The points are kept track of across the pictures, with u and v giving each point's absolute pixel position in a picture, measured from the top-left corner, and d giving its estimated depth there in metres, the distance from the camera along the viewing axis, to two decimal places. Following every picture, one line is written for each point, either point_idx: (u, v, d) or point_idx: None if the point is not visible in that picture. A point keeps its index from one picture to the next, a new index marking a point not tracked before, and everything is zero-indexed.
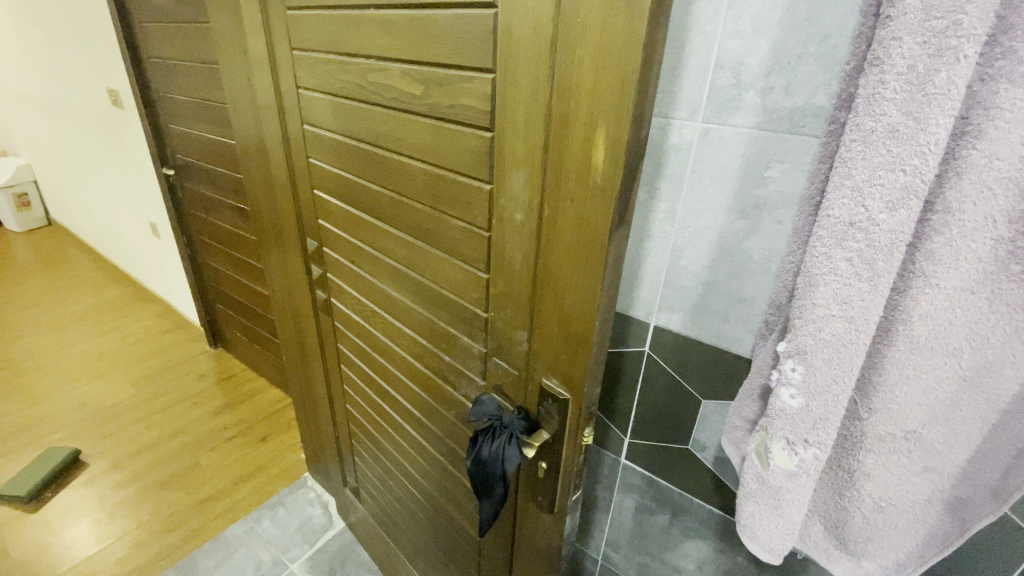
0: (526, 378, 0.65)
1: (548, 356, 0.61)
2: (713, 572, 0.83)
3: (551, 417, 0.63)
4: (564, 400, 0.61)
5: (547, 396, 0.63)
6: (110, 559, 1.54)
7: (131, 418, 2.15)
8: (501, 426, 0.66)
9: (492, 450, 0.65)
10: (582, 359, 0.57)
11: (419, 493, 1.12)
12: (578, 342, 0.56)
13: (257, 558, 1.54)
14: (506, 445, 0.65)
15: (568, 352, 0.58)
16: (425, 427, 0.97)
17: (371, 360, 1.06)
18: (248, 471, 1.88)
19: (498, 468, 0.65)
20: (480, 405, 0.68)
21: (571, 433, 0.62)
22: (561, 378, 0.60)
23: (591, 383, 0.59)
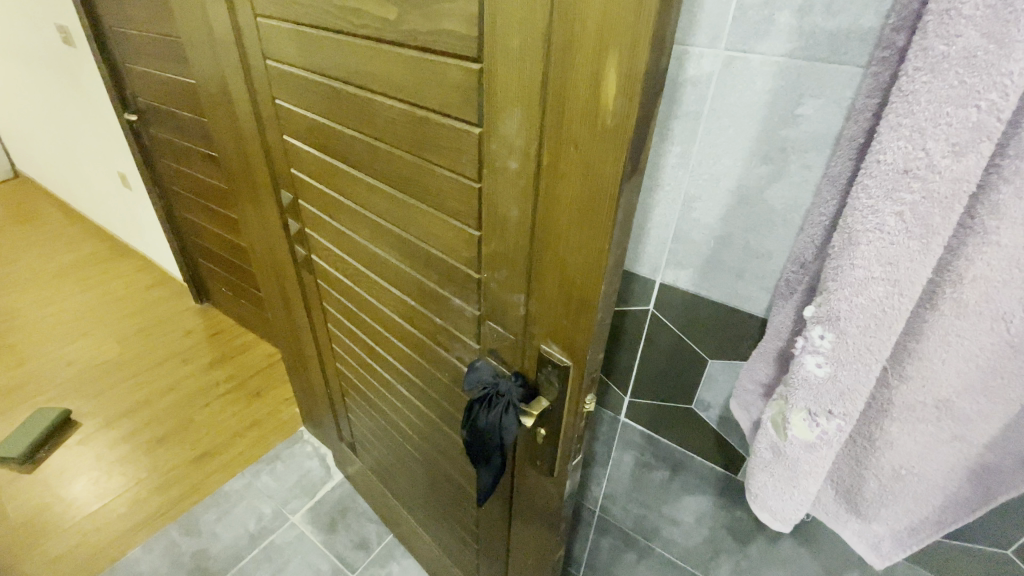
0: (522, 343, 0.61)
1: (547, 321, 0.56)
2: (711, 524, 0.82)
3: (550, 383, 0.59)
4: (564, 366, 0.56)
5: (545, 363, 0.58)
6: (111, 515, 1.55)
7: (120, 376, 2.11)
8: (498, 394, 0.62)
9: (488, 420, 0.61)
10: (585, 325, 0.52)
11: (415, 449, 1.10)
12: (580, 307, 0.51)
13: (258, 511, 1.55)
14: (502, 414, 0.60)
15: (570, 318, 0.53)
16: (419, 387, 0.93)
17: (360, 320, 1.01)
18: (243, 426, 1.88)
19: (496, 438, 0.61)
20: (475, 372, 0.63)
21: (573, 401, 0.58)
22: (562, 344, 0.55)
23: (595, 349, 0.54)
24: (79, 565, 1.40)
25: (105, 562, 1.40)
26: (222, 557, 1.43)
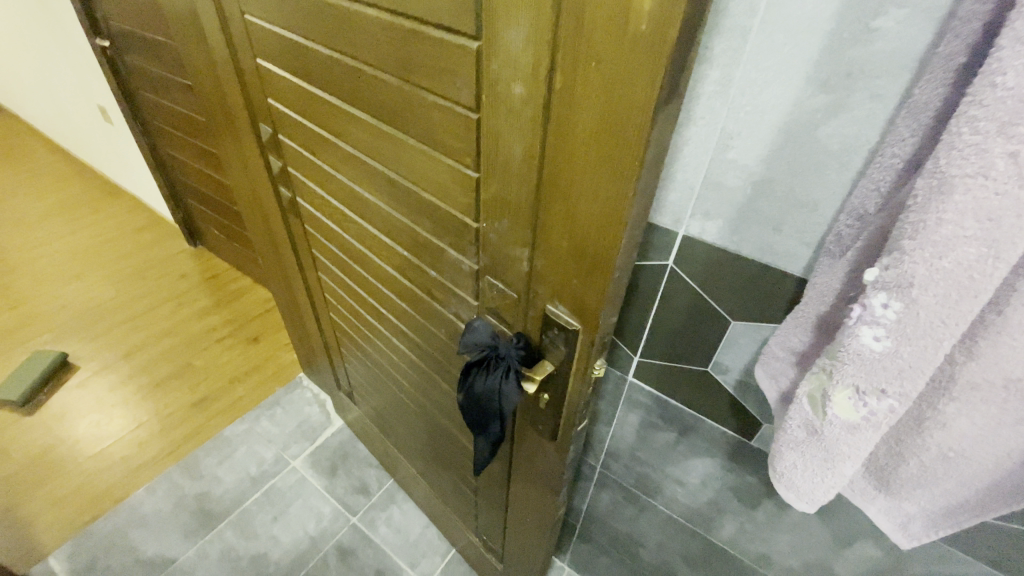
0: (525, 302, 0.54)
1: (555, 279, 0.48)
2: (718, 488, 0.79)
3: (556, 347, 0.52)
4: (572, 330, 0.49)
5: (551, 325, 0.51)
6: (114, 458, 1.55)
7: (116, 320, 2.08)
8: (497, 358, 0.55)
9: (486, 386, 0.55)
10: (599, 285, 0.44)
11: (413, 403, 1.06)
12: (595, 263, 0.44)
13: (258, 456, 1.53)
14: (502, 380, 0.54)
15: (582, 277, 0.46)
16: (414, 341, 0.88)
17: (351, 270, 0.94)
18: (242, 371, 1.86)
19: (495, 406, 0.56)
20: (471, 332, 0.56)
21: (582, 366, 0.52)
22: (571, 305, 0.48)
23: (608, 312, 0.47)
24: (82, 505, 1.41)
25: (109, 502, 1.41)
26: (225, 498, 1.42)
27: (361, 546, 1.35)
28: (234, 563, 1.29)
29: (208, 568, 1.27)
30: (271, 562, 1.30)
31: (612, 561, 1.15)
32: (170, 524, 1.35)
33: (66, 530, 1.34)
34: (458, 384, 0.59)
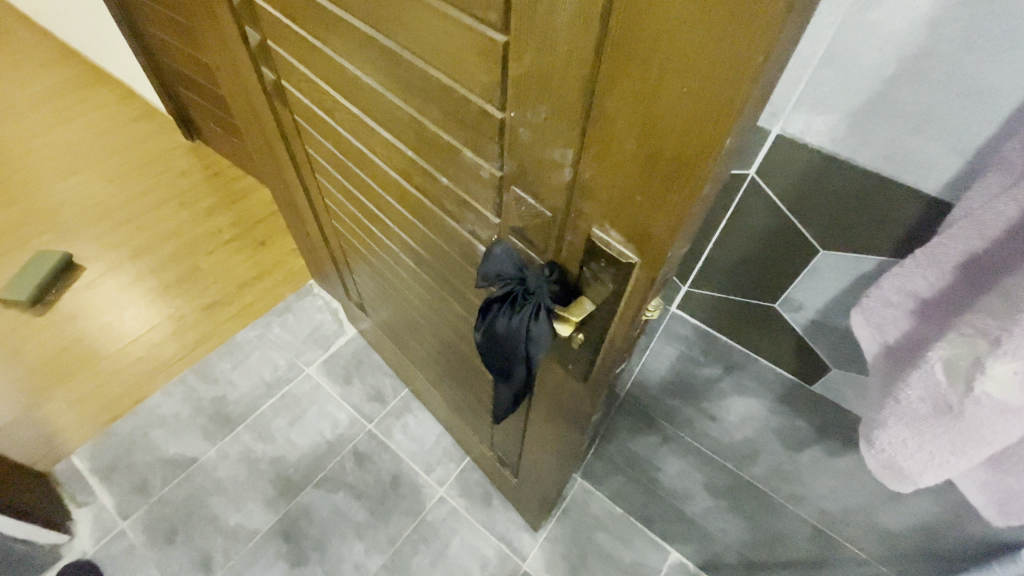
0: (562, 224, 0.42)
1: (608, 197, 0.36)
2: (759, 429, 0.71)
3: (600, 285, 0.41)
4: (624, 264, 0.38)
5: (595, 257, 0.40)
6: (130, 359, 1.55)
7: (119, 219, 2.00)
8: (524, 293, 0.45)
9: (509, 327, 0.46)
10: (675, 207, 0.32)
11: (426, 321, 0.98)
12: (673, 177, 0.31)
13: (272, 362, 1.51)
14: (528, 322, 0.44)
15: (650, 196, 0.33)
16: (425, 256, 0.77)
17: (350, 173, 0.81)
18: (251, 276, 1.79)
19: (519, 350, 0.46)
20: (492, 258, 0.46)
21: (630, 310, 0.41)
22: (628, 232, 0.36)
23: (678, 243, 0.35)
24: (102, 406, 1.43)
25: (128, 403, 1.43)
26: (241, 403, 1.42)
27: (377, 451, 1.36)
28: (253, 463, 1.31)
29: (228, 469, 1.30)
30: (290, 465, 1.32)
31: (627, 480, 1.14)
32: (189, 426, 1.36)
33: (89, 428, 1.37)
34: (476, 320, 0.49)
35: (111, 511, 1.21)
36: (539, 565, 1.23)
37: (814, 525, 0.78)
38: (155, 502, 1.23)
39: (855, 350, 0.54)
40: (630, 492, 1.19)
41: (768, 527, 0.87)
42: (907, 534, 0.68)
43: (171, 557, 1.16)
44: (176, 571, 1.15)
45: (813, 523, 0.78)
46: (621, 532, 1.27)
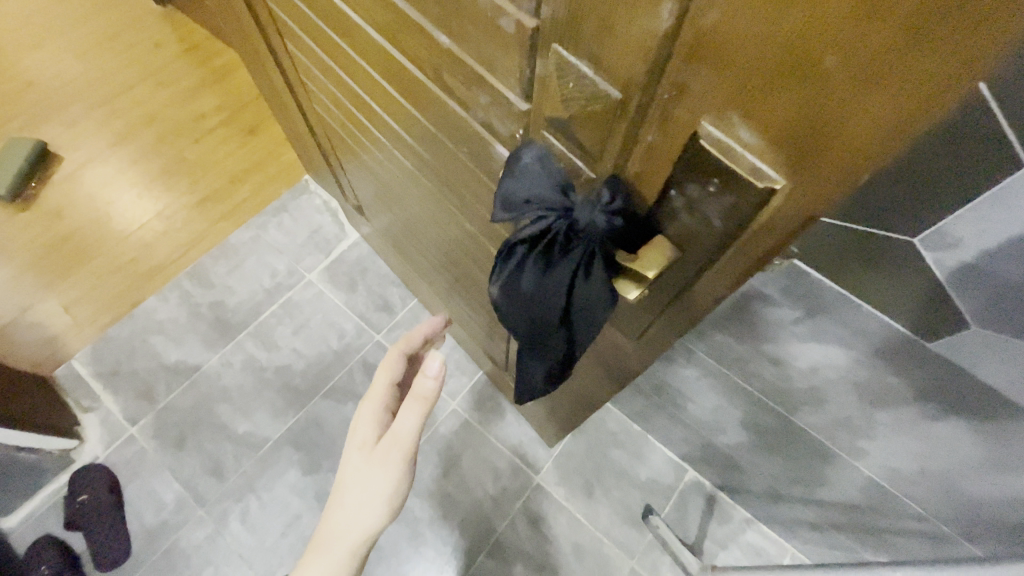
0: (647, 117, 0.26)
1: (756, 69, 0.21)
2: (836, 382, 0.58)
3: (706, 221, 0.28)
4: (760, 194, 0.24)
5: (702, 178, 0.26)
6: (122, 260, 1.45)
7: (91, 101, 1.77)
8: (570, 232, 0.34)
9: (548, 279, 0.35)
10: (898, 100, 0.18)
11: (432, 233, 0.83)
12: (931, 25, 0.16)
13: (270, 267, 1.40)
14: (576, 274, 0.34)
15: (848, 73, 0.18)
16: (426, 157, 0.60)
17: (326, 40, 0.61)
18: (242, 169, 1.60)
19: (559, 309, 0.36)
20: (523, 179, 0.34)
21: (747, 259, 0.28)
22: (775, 136, 0.22)
23: (882, 164, 0.21)
24: (98, 309, 1.35)
25: (125, 307, 1.35)
26: (241, 310, 1.34)
27: None
28: (259, 372, 1.26)
29: (233, 377, 1.25)
30: (296, 374, 1.26)
31: (651, 404, 1.06)
32: (189, 333, 1.30)
33: (87, 332, 1.31)
34: (496, 263, 0.39)
35: (118, 417, 1.19)
36: (552, 478, 1.22)
37: (870, 477, 0.69)
38: (162, 409, 1.21)
39: (1020, 305, 0.39)
40: (652, 415, 1.12)
41: (811, 469, 0.79)
42: (994, 505, 0.58)
43: (183, 462, 1.16)
44: (189, 475, 1.15)
45: (869, 475, 0.69)
46: (637, 449, 1.23)
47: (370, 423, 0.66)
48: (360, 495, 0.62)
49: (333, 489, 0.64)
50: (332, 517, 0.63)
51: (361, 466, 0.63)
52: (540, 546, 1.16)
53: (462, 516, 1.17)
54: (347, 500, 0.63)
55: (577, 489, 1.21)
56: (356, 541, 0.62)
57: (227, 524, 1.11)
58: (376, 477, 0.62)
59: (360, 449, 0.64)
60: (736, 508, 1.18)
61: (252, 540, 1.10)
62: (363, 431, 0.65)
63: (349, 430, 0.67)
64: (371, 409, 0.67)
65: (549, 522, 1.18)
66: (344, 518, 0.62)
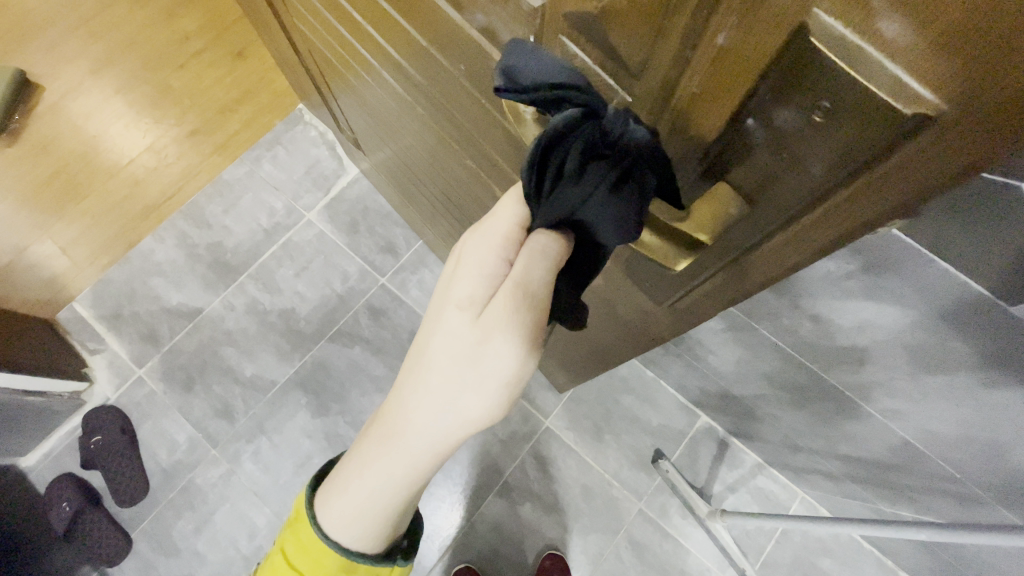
0: (724, 7, 0.19)
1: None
2: (885, 340, 0.52)
3: (799, 163, 0.21)
4: (889, 131, 0.17)
5: (805, 101, 0.19)
6: (117, 197, 1.38)
7: (62, 20, 1.60)
8: (598, 138, 0.26)
9: (557, 191, 0.27)
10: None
11: (432, 171, 0.75)
12: None
13: (267, 205, 1.33)
14: (598, 190, 0.27)
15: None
16: (421, 82, 0.51)
17: None
18: (232, 98, 1.49)
19: (556, 223, 0.29)
20: (533, 57, 0.26)
21: (860, 218, 0.21)
22: (945, 33, 0.14)
23: None
24: (97, 249, 1.31)
25: (123, 248, 1.31)
26: (240, 251, 1.28)
27: (392, 306, 1.24)
28: (262, 315, 1.23)
29: (236, 320, 1.23)
30: (300, 318, 1.23)
31: (667, 353, 1.01)
32: (189, 275, 1.26)
33: (87, 274, 1.28)
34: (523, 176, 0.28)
35: (125, 360, 1.19)
36: (562, 422, 1.20)
37: (903, 437, 0.64)
38: (168, 352, 1.20)
39: None
40: (667, 363, 1.08)
41: (836, 425, 0.75)
42: None
43: (193, 404, 1.16)
44: (199, 417, 1.15)
45: (903, 436, 0.64)
46: (649, 395, 1.21)
47: (472, 273, 0.33)
48: (446, 396, 0.35)
49: (415, 363, 0.36)
50: (402, 410, 0.39)
51: (451, 340, 0.34)
52: (549, 488, 1.17)
53: (472, 457, 1.18)
54: (427, 396, 0.36)
55: (587, 433, 1.20)
56: (442, 449, 0.39)
57: (240, 464, 1.12)
58: (475, 371, 0.34)
59: (454, 314, 0.33)
60: (748, 453, 1.17)
61: (266, 479, 1.12)
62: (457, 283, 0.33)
63: (443, 272, 0.35)
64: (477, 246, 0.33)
65: (557, 465, 1.18)
66: (423, 417, 0.37)
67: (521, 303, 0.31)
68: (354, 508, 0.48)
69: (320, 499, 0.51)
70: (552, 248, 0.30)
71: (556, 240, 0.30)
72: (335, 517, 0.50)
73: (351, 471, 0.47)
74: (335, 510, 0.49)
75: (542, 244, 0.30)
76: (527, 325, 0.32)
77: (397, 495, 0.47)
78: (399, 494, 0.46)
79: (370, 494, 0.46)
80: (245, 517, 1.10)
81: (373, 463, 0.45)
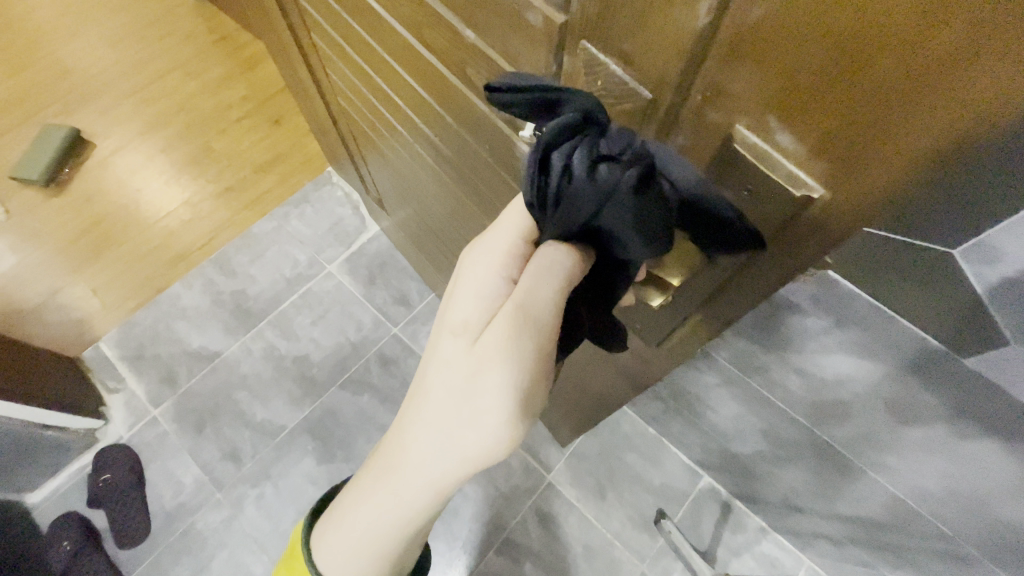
0: (682, 122, 0.27)
1: (797, 87, 0.22)
2: (865, 393, 0.56)
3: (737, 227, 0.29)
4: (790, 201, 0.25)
5: (736, 185, 0.27)
6: (152, 245, 1.48)
7: (122, 89, 1.77)
8: (606, 144, 0.27)
9: (572, 194, 0.27)
10: (945, 112, 0.19)
11: (450, 230, 0.83)
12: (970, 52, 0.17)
13: (292, 257, 1.41)
14: (619, 191, 0.27)
15: (889, 88, 0.19)
16: (446, 154, 0.60)
17: (350, 34, 0.61)
18: (267, 160, 1.62)
19: (573, 228, 0.29)
20: (527, 78, 0.28)
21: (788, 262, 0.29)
22: (819, 148, 0.23)
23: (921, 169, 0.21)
24: (125, 294, 1.39)
25: (150, 293, 1.39)
26: (262, 298, 1.35)
27: (403, 356, 1.29)
28: (278, 361, 1.28)
29: (252, 365, 1.28)
30: (314, 364, 1.28)
31: (669, 410, 1.04)
32: (211, 320, 1.33)
33: (113, 317, 1.35)
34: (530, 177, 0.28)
35: (142, 400, 1.23)
36: (564, 478, 1.21)
37: (895, 494, 0.67)
38: (184, 394, 1.24)
39: None
40: (668, 420, 1.10)
41: (832, 483, 0.77)
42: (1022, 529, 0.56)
43: (202, 446, 1.18)
44: (207, 459, 1.17)
45: (896, 494, 0.66)
46: (651, 453, 1.22)
47: (476, 297, 0.36)
48: (446, 422, 0.37)
49: (416, 388, 0.39)
50: (403, 438, 0.40)
51: (449, 367, 0.36)
52: (549, 546, 1.15)
53: (474, 511, 1.17)
54: (429, 420, 0.38)
55: (590, 491, 1.20)
56: (441, 482, 0.40)
57: (243, 509, 1.13)
58: (470, 400, 0.35)
59: (452, 339, 0.36)
60: (751, 517, 1.15)
61: (266, 525, 1.12)
62: (460, 310, 0.36)
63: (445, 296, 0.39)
64: (482, 271, 0.36)
65: (558, 522, 1.17)
66: (420, 445, 0.39)
67: (522, 325, 0.33)
68: (349, 542, 0.49)
69: (318, 532, 0.53)
70: (563, 261, 0.32)
71: (569, 253, 0.32)
72: (331, 550, 0.50)
73: (349, 506, 0.48)
74: (331, 542, 0.50)
75: (551, 259, 0.32)
76: (521, 359, 0.33)
77: (395, 533, 0.46)
78: (394, 530, 0.47)
79: (367, 529, 0.47)
80: (243, 565, 1.09)
81: (372, 498, 0.45)
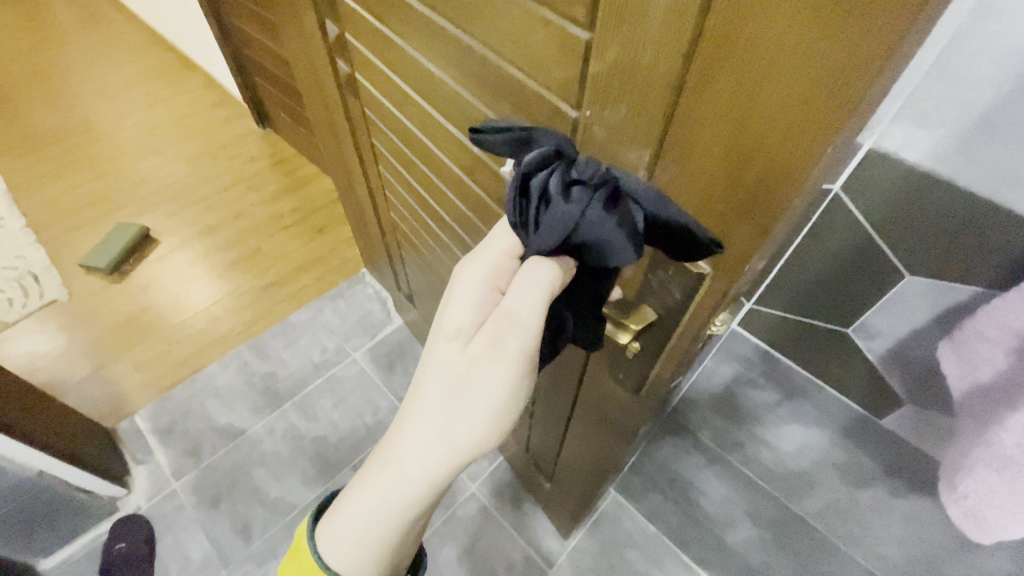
0: None
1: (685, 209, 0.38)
2: None
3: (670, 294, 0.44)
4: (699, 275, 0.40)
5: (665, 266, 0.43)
6: (194, 329, 1.64)
7: (191, 198, 2.07)
8: (574, 173, 0.38)
9: (553, 212, 0.37)
10: (751, 230, 0.35)
11: None
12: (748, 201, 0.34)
13: (321, 344, 1.56)
14: (591, 209, 0.36)
15: (721, 216, 0.36)
16: None
17: (412, 167, 0.82)
18: (308, 260, 1.85)
19: (557, 244, 0.38)
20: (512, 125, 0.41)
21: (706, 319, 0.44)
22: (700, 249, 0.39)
23: (758, 258, 0.37)
24: (163, 373, 1.52)
25: (187, 372, 1.51)
26: (290, 380, 1.48)
27: None
28: (298, 440, 1.36)
29: (273, 443, 1.36)
30: (331, 444, 1.36)
31: (665, 501, 1.09)
32: (241, 398, 1.44)
33: (148, 394, 1.46)
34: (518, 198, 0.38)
35: (165, 472, 1.30)
36: None
37: None
38: (205, 468, 1.31)
39: None
40: None
41: None
42: None
43: (215, 521, 1.23)
44: (219, 535, 1.21)
45: None
46: None
47: (469, 303, 0.47)
48: (449, 407, 0.48)
49: (418, 381, 0.49)
50: (411, 425, 0.49)
51: (450, 361, 0.47)
52: None
53: None
54: (434, 404, 0.48)
55: None
56: (441, 461, 0.49)
57: None
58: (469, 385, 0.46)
59: (446, 340, 0.48)
60: None
61: None
62: (454, 317, 0.48)
63: (439, 306, 0.49)
64: (473, 280, 0.48)
65: None
66: (427, 427, 0.48)
67: (509, 324, 0.44)
68: (350, 530, 0.54)
69: (320, 527, 0.57)
70: (544, 271, 0.41)
71: (551, 264, 0.41)
72: (332, 540, 0.55)
73: (353, 495, 0.54)
74: (332, 531, 0.55)
75: (535, 271, 0.41)
76: (507, 354, 0.45)
77: (394, 521, 0.53)
78: (394, 520, 0.53)
79: (370, 520, 0.53)
80: None
81: (375, 490, 0.52)
